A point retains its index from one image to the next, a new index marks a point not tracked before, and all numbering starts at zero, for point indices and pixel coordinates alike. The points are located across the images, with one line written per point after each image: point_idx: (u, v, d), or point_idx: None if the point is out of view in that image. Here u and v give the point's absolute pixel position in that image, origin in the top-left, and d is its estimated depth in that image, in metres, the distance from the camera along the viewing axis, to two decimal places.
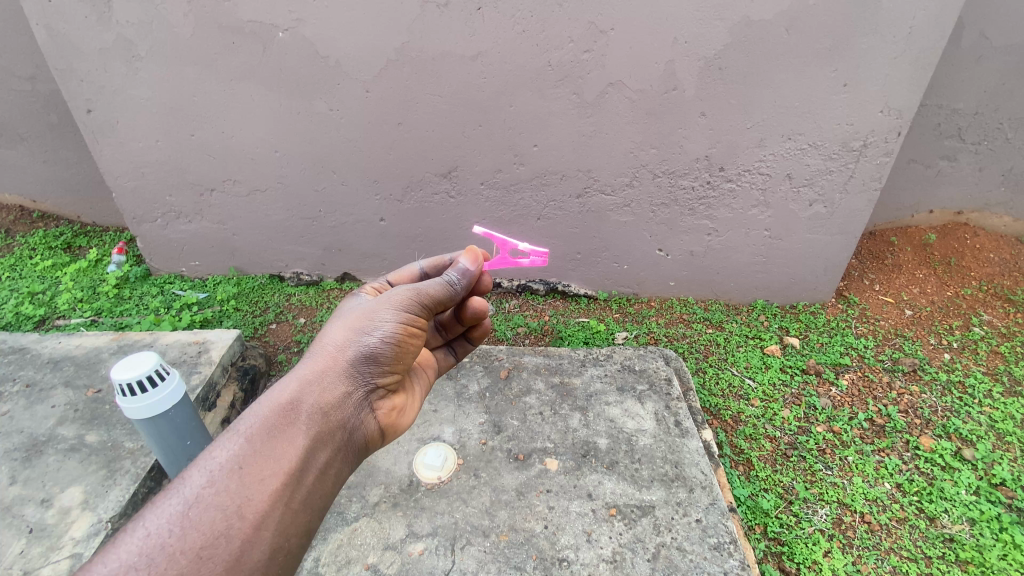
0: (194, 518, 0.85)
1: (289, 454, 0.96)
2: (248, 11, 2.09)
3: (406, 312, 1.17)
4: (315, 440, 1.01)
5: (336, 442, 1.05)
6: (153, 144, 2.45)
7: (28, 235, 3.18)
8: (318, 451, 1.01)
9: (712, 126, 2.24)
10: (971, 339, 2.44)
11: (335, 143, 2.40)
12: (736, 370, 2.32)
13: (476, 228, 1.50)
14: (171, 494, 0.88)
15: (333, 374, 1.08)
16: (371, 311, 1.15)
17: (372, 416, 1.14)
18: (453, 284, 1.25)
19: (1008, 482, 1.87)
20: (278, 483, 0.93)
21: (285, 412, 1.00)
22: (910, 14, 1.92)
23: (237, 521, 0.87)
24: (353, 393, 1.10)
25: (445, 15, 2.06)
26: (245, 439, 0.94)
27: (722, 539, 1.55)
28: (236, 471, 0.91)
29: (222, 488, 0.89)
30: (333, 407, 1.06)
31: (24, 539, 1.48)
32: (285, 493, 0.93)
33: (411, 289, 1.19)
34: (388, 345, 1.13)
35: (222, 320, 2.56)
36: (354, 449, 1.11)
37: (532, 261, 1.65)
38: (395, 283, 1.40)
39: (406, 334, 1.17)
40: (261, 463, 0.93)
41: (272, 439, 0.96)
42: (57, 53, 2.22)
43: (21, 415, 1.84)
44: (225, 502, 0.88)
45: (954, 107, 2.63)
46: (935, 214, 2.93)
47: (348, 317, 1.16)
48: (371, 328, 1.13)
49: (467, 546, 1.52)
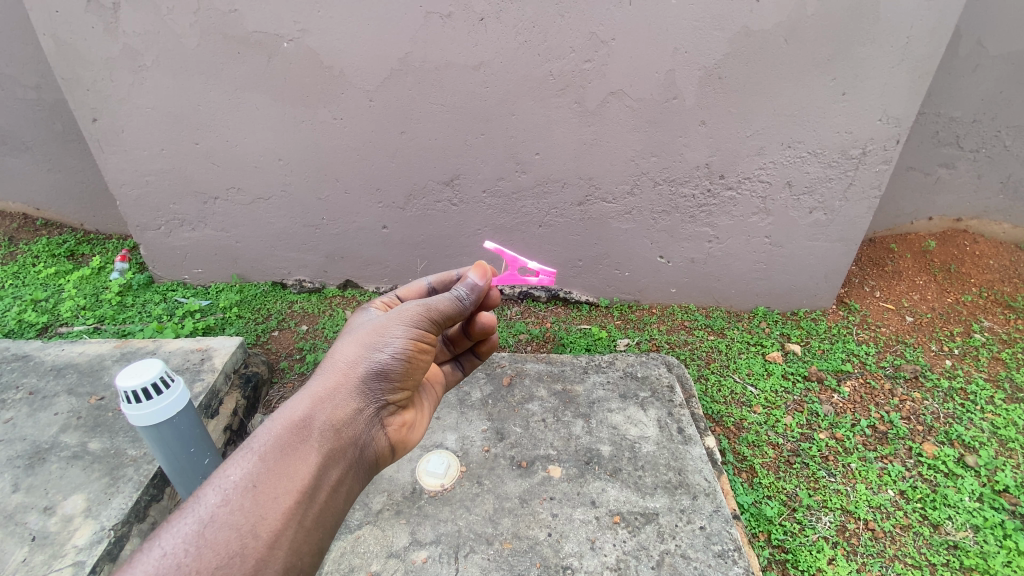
0: (210, 538, 0.86)
1: (302, 472, 0.97)
2: (253, 21, 2.12)
3: (417, 327, 1.16)
4: (327, 457, 1.01)
5: (348, 458, 1.05)
6: (157, 152, 2.47)
7: (32, 244, 3.19)
8: (330, 468, 1.01)
9: (712, 134, 2.26)
10: (972, 345, 2.44)
11: (338, 151, 2.42)
12: (737, 377, 2.32)
13: (488, 244, 1.47)
14: (186, 513, 0.88)
15: (345, 392, 1.09)
16: (382, 327, 1.15)
17: (383, 432, 1.14)
18: (461, 299, 1.23)
19: (1012, 489, 1.87)
20: (291, 501, 0.93)
21: (297, 430, 1.00)
22: (908, 24, 1.95)
23: (250, 540, 0.87)
24: (363, 410, 1.10)
25: (448, 26, 2.08)
26: (258, 457, 0.95)
27: (726, 547, 1.55)
28: (250, 490, 0.91)
29: (237, 507, 0.89)
30: (345, 424, 1.06)
31: (27, 547, 1.48)
32: (298, 511, 0.94)
33: (421, 304, 1.19)
34: (399, 361, 1.14)
35: (224, 327, 2.56)
36: (365, 465, 1.11)
37: (540, 281, 1.63)
38: (404, 298, 1.41)
39: (416, 350, 1.16)
40: (274, 482, 0.94)
41: (285, 457, 0.96)
42: (64, 63, 2.25)
43: (24, 422, 1.84)
44: (239, 522, 0.88)
45: (951, 116, 2.66)
46: (934, 221, 2.95)
47: (360, 333, 1.16)
48: (381, 344, 1.13)
49: (470, 555, 1.52)
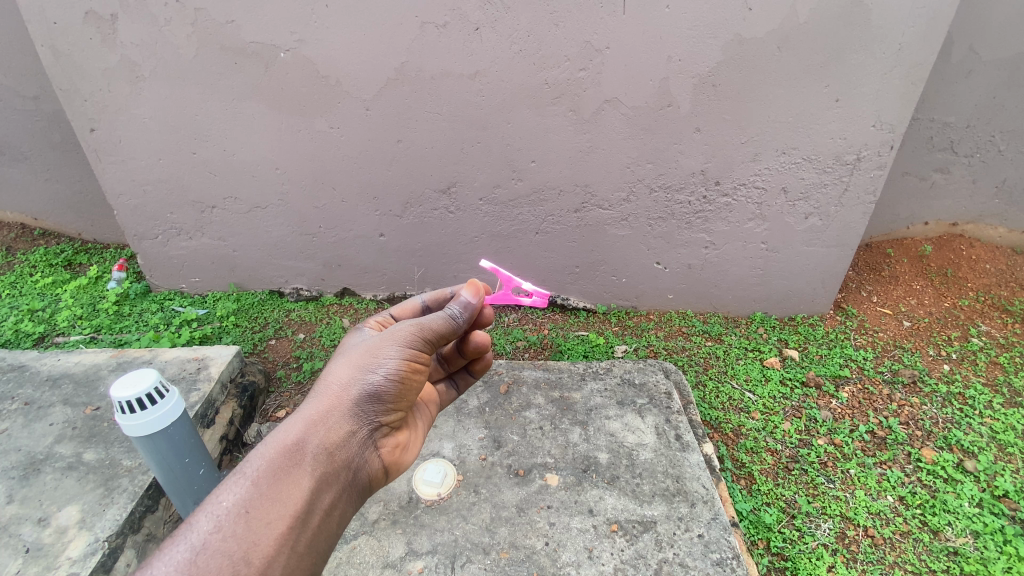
0: (203, 566, 0.84)
1: (295, 496, 0.96)
2: (250, 32, 2.13)
3: (411, 347, 1.16)
4: (320, 481, 1.01)
5: (342, 482, 1.05)
6: (155, 162, 2.48)
7: (29, 253, 3.19)
8: (323, 492, 1.01)
9: (707, 141, 2.27)
10: (970, 349, 2.44)
11: (335, 159, 2.42)
12: (736, 383, 2.31)
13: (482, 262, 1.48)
14: (178, 540, 0.87)
15: (338, 413, 1.08)
16: (375, 347, 1.15)
17: (376, 454, 1.13)
18: (455, 318, 1.22)
19: (1011, 494, 1.87)
20: (284, 526, 0.93)
21: (290, 454, 1.00)
22: (899, 31, 1.97)
23: (243, 567, 0.87)
24: (357, 432, 1.10)
25: (444, 35, 2.09)
26: (251, 483, 0.94)
27: (725, 555, 1.54)
28: (243, 516, 0.91)
29: (229, 533, 0.88)
30: (338, 447, 1.06)
31: (21, 559, 1.47)
32: (291, 537, 0.93)
33: (414, 324, 1.18)
34: (392, 382, 1.13)
35: (221, 336, 2.56)
36: (358, 488, 1.10)
37: None
38: (398, 317, 1.40)
39: (409, 370, 1.16)
40: (267, 507, 0.93)
41: (279, 481, 0.96)
42: (62, 74, 2.26)
43: (19, 433, 1.83)
44: (231, 548, 0.87)
45: (945, 121, 2.67)
46: (930, 226, 2.96)
47: (354, 355, 1.16)
48: (375, 365, 1.12)
49: (467, 565, 1.50)
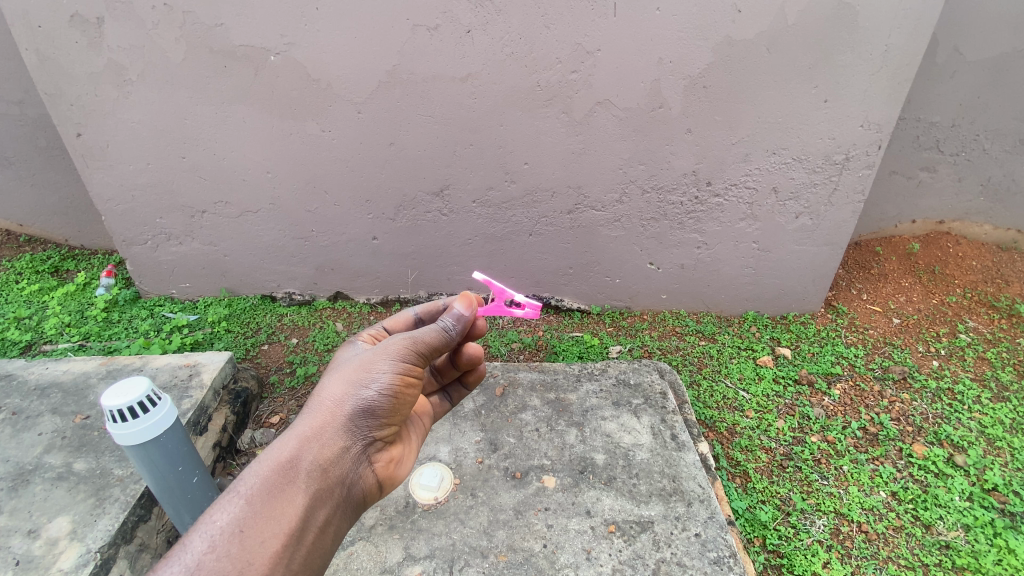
0: None
1: (289, 514, 0.96)
2: (240, 35, 2.12)
3: (403, 361, 1.15)
4: (314, 498, 1.00)
5: (335, 498, 1.04)
6: (143, 167, 2.45)
7: (15, 260, 3.14)
8: (317, 509, 1.00)
9: (698, 142, 2.28)
10: (958, 345, 2.48)
11: (326, 163, 2.41)
12: (729, 382, 2.33)
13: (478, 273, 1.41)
14: (171, 561, 0.86)
15: (332, 429, 1.07)
16: (369, 361, 1.14)
17: (370, 469, 1.12)
18: (447, 330, 1.21)
19: (1000, 487, 1.90)
20: (279, 544, 0.92)
21: (284, 471, 0.99)
22: (886, 32, 2.00)
23: None
24: (351, 448, 1.09)
25: (435, 38, 2.09)
26: (245, 502, 0.94)
27: (722, 553, 1.55)
28: (238, 535, 0.90)
29: (223, 554, 0.87)
30: (332, 463, 1.05)
31: (10, 571, 1.44)
32: (286, 555, 0.93)
33: (407, 337, 1.17)
34: (385, 397, 1.12)
35: (212, 342, 2.53)
36: (352, 504, 1.09)
37: (526, 312, 1.58)
38: (391, 330, 1.40)
39: (404, 384, 1.15)
40: (261, 526, 0.92)
41: (272, 500, 0.95)
42: (47, 78, 2.22)
43: (7, 443, 1.80)
44: (226, 568, 0.86)
45: (930, 120, 2.71)
46: (918, 223, 3.00)
47: (347, 369, 1.15)
48: (368, 380, 1.11)
49: (465, 568, 1.50)
